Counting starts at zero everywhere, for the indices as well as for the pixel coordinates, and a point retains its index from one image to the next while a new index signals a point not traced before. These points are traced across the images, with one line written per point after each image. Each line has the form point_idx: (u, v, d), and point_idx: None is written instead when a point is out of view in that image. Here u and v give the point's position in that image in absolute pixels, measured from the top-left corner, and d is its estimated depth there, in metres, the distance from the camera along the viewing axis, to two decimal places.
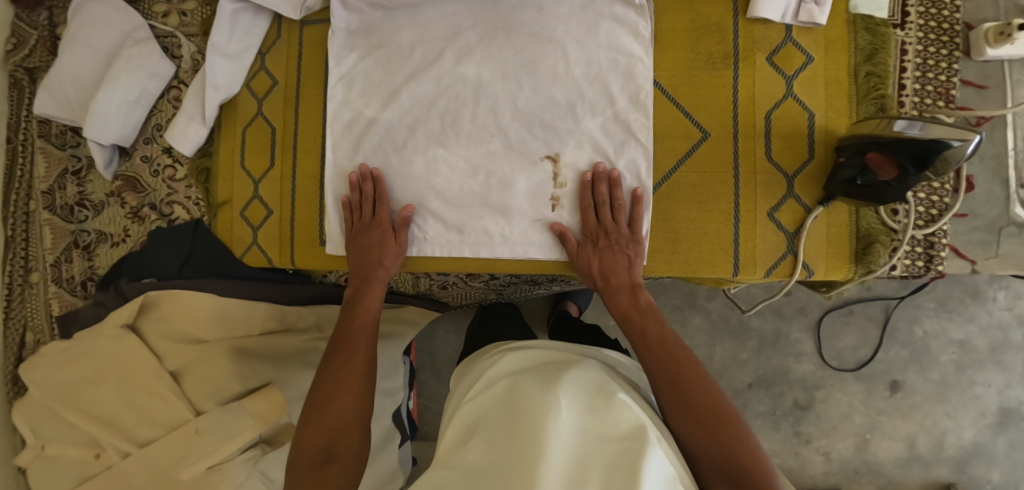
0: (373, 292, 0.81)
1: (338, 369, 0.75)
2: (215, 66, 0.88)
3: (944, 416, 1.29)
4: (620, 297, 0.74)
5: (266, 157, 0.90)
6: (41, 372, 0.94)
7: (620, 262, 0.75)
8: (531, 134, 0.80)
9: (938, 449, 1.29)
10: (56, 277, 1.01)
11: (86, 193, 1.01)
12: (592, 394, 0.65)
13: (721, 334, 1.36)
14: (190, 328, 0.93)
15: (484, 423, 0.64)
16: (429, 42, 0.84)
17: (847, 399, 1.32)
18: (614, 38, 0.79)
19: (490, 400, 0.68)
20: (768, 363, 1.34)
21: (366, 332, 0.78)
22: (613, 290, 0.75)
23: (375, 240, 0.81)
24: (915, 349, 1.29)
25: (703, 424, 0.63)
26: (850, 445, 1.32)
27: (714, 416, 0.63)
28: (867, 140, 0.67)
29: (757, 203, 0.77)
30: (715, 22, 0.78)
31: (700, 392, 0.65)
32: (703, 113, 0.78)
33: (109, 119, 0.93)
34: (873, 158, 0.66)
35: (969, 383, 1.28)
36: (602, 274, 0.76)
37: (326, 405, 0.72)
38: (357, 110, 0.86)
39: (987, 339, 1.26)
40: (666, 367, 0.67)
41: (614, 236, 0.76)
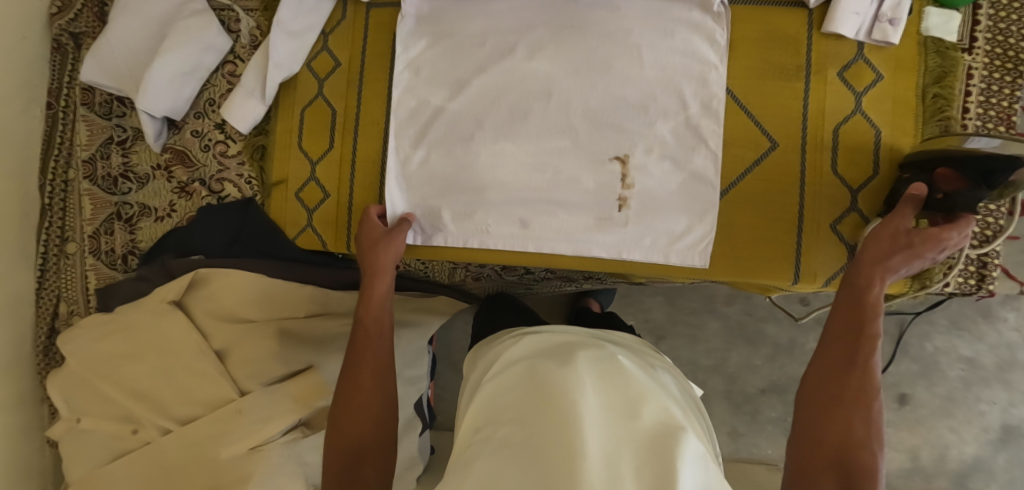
0: (373, 299, 0.79)
1: (349, 383, 0.75)
2: (278, 43, 0.86)
3: (947, 430, 1.28)
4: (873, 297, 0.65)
5: (325, 139, 0.89)
6: (80, 344, 0.92)
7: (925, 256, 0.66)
8: (601, 134, 0.81)
9: (940, 461, 1.28)
10: (93, 248, 0.99)
11: (131, 164, 0.98)
12: (610, 374, 0.66)
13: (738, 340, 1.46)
14: (236, 307, 0.91)
15: (507, 405, 0.64)
16: (500, 35, 0.83)
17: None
18: (690, 44, 0.79)
19: (509, 382, 0.67)
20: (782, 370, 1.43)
21: (374, 340, 0.77)
22: (882, 276, 0.66)
23: (376, 243, 0.81)
24: (925, 364, 1.29)
25: (833, 412, 0.62)
26: None
27: (846, 411, 0.61)
28: (939, 156, 0.69)
29: (820, 214, 0.78)
30: (790, 35, 0.79)
31: (853, 383, 0.62)
32: (773, 123, 0.79)
33: (162, 90, 0.91)
34: (944, 171, 0.68)
35: (973, 398, 1.28)
36: (903, 252, 0.65)
37: (345, 426, 0.73)
38: (423, 98, 0.85)
39: (993, 358, 1.26)
40: (828, 367, 0.65)
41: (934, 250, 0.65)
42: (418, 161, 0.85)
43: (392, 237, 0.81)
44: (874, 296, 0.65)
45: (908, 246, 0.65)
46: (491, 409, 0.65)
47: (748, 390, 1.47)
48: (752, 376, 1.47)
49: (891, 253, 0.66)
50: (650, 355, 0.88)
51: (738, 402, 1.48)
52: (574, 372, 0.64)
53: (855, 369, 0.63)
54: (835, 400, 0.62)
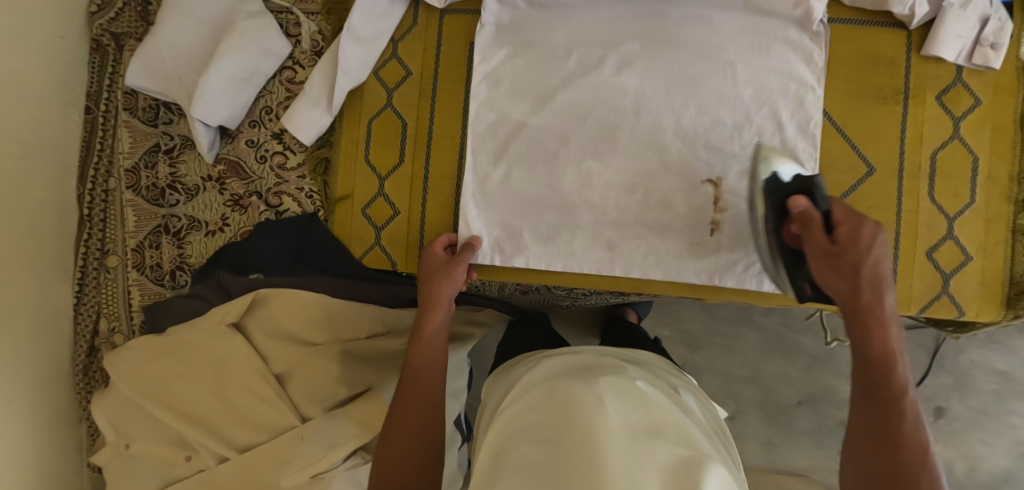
0: (424, 338, 0.75)
1: (395, 422, 0.71)
2: (347, 49, 0.81)
3: (978, 443, 1.17)
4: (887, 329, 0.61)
5: (395, 153, 0.84)
6: (129, 365, 0.87)
7: (875, 266, 0.62)
8: (694, 154, 0.78)
9: (971, 474, 1.18)
10: (137, 263, 0.94)
11: (179, 174, 0.93)
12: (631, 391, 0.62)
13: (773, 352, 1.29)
14: (299, 328, 0.86)
15: (527, 424, 0.60)
16: (587, 47, 0.79)
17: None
18: (786, 63, 0.77)
19: (534, 400, 0.64)
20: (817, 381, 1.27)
21: (421, 379, 0.73)
22: (880, 312, 0.61)
23: (438, 275, 0.77)
24: (959, 377, 1.18)
25: (896, 461, 0.56)
26: None
27: (908, 460, 0.56)
28: (807, 185, 0.68)
29: (917, 241, 0.77)
30: (888, 56, 0.77)
31: (907, 427, 0.57)
32: (871, 147, 0.77)
33: (217, 96, 0.85)
34: (799, 201, 0.66)
35: (1006, 412, 1.16)
36: (834, 267, 0.61)
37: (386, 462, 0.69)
38: (504, 111, 0.81)
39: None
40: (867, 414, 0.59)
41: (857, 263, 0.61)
42: (497, 179, 0.81)
43: (452, 267, 0.77)
44: (864, 329, 0.61)
45: (857, 267, 0.61)
46: (512, 425, 0.62)
47: (783, 402, 1.27)
48: (787, 387, 1.27)
49: (876, 281, 0.62)
50: (674, 377, 0.83)
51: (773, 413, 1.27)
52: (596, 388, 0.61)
53: (899, 408, 0.58)
54: (913, 450, 0.56)
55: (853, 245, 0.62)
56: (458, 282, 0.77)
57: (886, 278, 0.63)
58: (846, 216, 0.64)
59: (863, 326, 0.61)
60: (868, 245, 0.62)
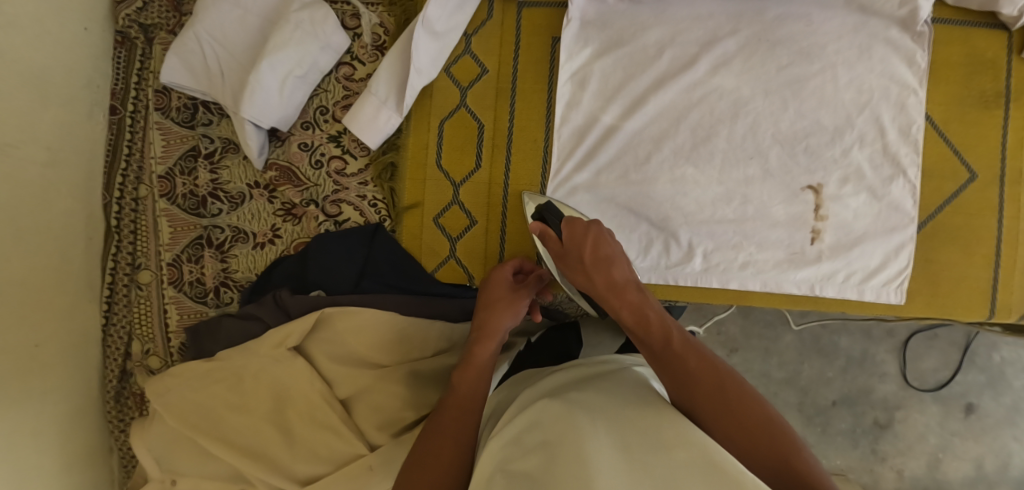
0: (473, 367, 0.66)
1: (425, 457, 0.57)
2: (420, 44, 0.74)
3: (1010, 438, 1.19)
4: (628, 295, 0.63)
5: (470, 157, 0.78)
6: (177, 394, 0.78)
7: (615, 254, 0.66)
8: (793, 160, 0.75)
9: (1004, 470, 1.19)
10: (173, 279, 0.85)
11: (221, 181, 0.84)
12: (638, 434, 0.47)
13: (810, 352, 1.23)
14: (366, 350, 0.78)
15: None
16: (680, 46, 0.75)
17: (924, 420, 1.20)
18: (889, 65, 0.73)
19: (523, 449, 0.49)
20: (852, 381, 1.22)
21: (467, 411, 0.61)
22: (614, 288, 0.64)
23: (504, 301, 0.71)
24: (992, 374, 1.19)
25: (729, 409, 0.51)
26: (922, 463, 1.20)
27: (747, 408, 0.51)
28: (541, 210, 0.73)
29: (1018, 247, 0.75)
30: (989, 58, 0.74)
31: (726, 377, 0.53)
32: (972, 152, 0.75)
33: (270, 95, 0.77)
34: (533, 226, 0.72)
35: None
36: (599, 266, 0.65)
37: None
38: (591, 114, 0.76)
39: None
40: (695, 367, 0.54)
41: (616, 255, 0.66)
42: (585, 186, 0.76)
43: (516, 297, 0.72)
44: (616, 303, 0.63)
45: (584, 252, 0.66)
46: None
47: (820, 402, 1.21)
48: (824, 388, 1.22)
49: (600, 264, 0.65)
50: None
51: (810, 415, 1.22)
52: (590, 442, 0.45)
53: (682, 361, 0.55)
54: (715, 401, 0.52)
55: (580, 237, 0.67)
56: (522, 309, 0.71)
57: (613, 256, 0.66)
58: (568, 222, 0.69)
59: (619, 301, 0.62)
60: (605, 235, 0.68)
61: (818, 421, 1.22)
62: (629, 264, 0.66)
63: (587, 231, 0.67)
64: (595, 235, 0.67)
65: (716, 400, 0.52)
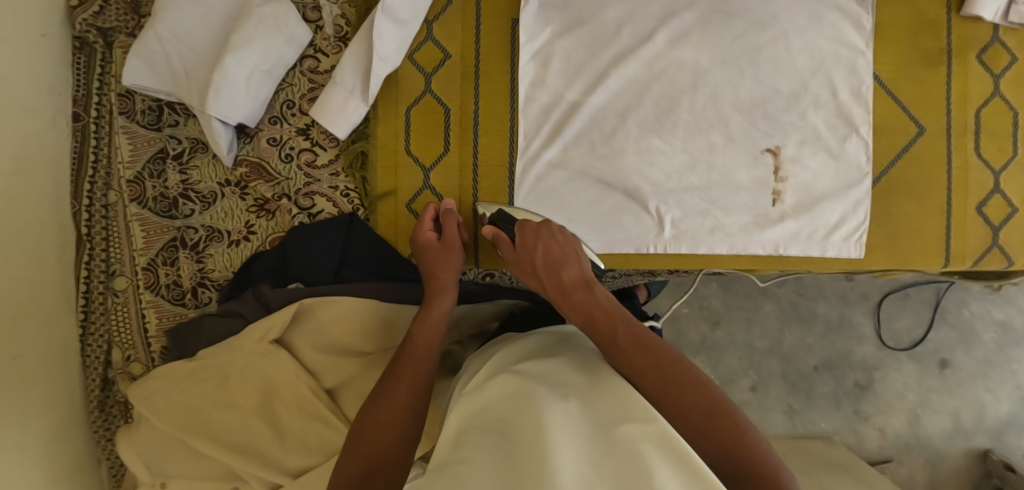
0: (430, 318, 0.71)
1: (383, 397, 0.64)
2: (383, 31, 0.75)
3: (984, 390, 1.23)
4: (574, 295, 0.66)
5: (439, 142, 0.79)
6: (161, 397, 0.78)
7: (566, 255, 0.70)
8: (752, 125, 0.77)
9: (980, 420, 1.23)
10: (150, 283, 0.84)
11: (191, 182, 0.84)
12: (607, 405, 0.50)
13: (789, 319, 1.26)
14: (352, 339, 0.80)
15: (478, 446, 0.47)
16: (639, 21, 0.77)
17: (902, 378, 1.25)
18: (838, 30, 0.77)
19: (496, 412, 0.51)
20: (832, 346, 1.25)
21: (422, 360, 0.67)
22: (563, 288, 0.67)
23: (438, 260, 0.74)
24: (963, 330, 1.24)
25: (670, 395, 0.54)
26: (903, 420, 1.24)
27: (692, 397, 0.53)
28: (495, 216, 0.75)
29: (968, 198, 0.79)
30: (932, 18, 0.78)
31: (666, 363, 0.56)
32: (921, 108, 0.78)
33: (236, 91, 0.77)
34: (485, 230, 0.74)
35: (1006, 359, 1.24)
36: (551, 268, 0.69)
37: (366, 432, 0.61)
38: (556, 91, 0.78)
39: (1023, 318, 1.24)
40: (635, 356, 0.57)
41: (564, 258, 0.69)
42: (553, 162, 0.78)
43: (448, 250, 0.75)
44: (565, 304, 0.66)
45: (536, 255, 0.69)
46: (459, 443, 0.49)
47: (802, 368, 1.25)
48: (805, 354, 1.25)
49: (553, 268, 0.69)
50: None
51: (793, 381, 1.25)
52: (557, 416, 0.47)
53: (622, 349, 0.58)
54: (657, 386, 0.55)
55: (530, 245, 0.70)
56: (456, 256, 0.75)
57: (564, 259, 0.69)
58: (520, 227, 0.72)
59: (567, 301, 0.66)
60: (555, 236, 0.71)
61: (801, 386, 1.25)
62: (583, 263, 0.69)
63: (537, 237, 0.70)
64: (547, 240, 0.70)
65: (658, 390, 0.54)
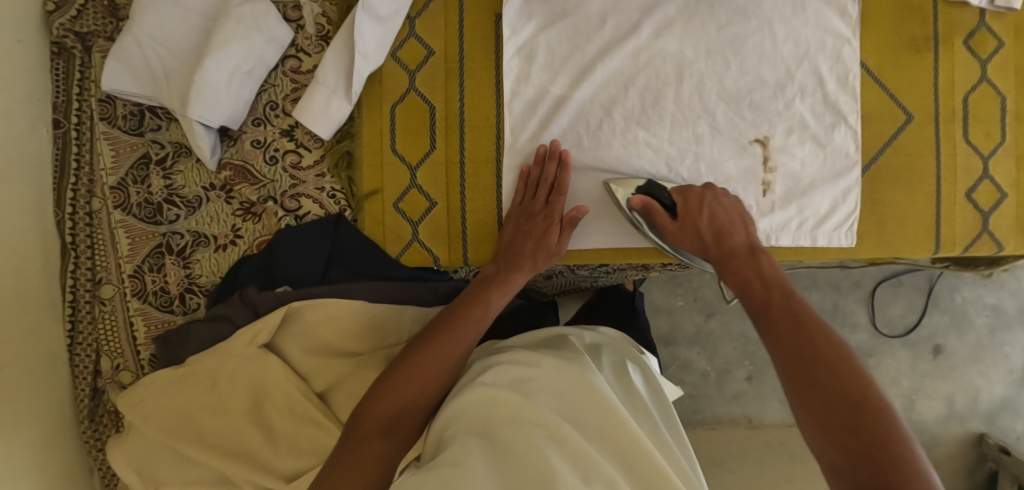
0: (498, 286, 0.72)
1: (428, 348, 0.67)
2: (364, 27, 0.74)
3: (977, 374, 1.24)
4: (734, 262, 0.68)
5: (425, 140, 0.78)
6: (151, 404, 0.77)
7: (733, 220, 0.71)
8: (739, 115, 0.77)
9: (973, 404, 1.24)
10: (137, 290, 0.84)
11: (175, 187, 0.83)
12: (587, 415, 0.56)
13: None
14: (341, 340, 0.79)
15: (467, 449, 0.53)
16: (622, 13, 0.77)
17: (897, 364, 1.25)
18: (821, 17, 0.77)
19: (480, 417, 0.56)
20: None
21: (472, 322, 0.69)
22: (731, 256, 0.69)
23: (531, 234, 0.73)
24: (956, 315, 1.25)
25: (817, 382, 0.53)
26: (898, 406, 1.24)
27: (846, 389, 0.52)
28: (647, 186, 0.74)
29: (957, 185, 0.79)
30: (917, 4, 0.78)
31: (824, 352, 0.55)
32: (908, 95, 0.78)
33: (218, 93, 0.76)
34: (636, 199, 0.72)
35: (999, 343, 1.24)
36: (718, 234, 0.70)
37: (402, 373, 0.65)
38: (541, 86, 0.77)
39: (1015, 301, 1.24)
40: (790, 335, 0.57)
41: (722, 230, 0.71)
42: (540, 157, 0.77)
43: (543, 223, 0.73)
44: (724, 269, 0.69)
45: (699, 223, 0.71)
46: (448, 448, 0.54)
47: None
48: None
49: (720, 233, 0.70)
50: (629, 347, 0.76)
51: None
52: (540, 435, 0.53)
53: (772, 326, 0.59)
54: (800, 368, 0.55)
55: (694, 211, 0.72)
56: (564, 241, 0.74)
57: (730, 225, 0.71)
58: (680, 194, 0.73)
59: (728, 267, 0.68)
60: (720, 200, 0.72)
61: None
62: (750, 230, 0.71)
63: (704, 203, 0.72)
64: (706, 208, 0.72)
65: (804, 371, 0.54)
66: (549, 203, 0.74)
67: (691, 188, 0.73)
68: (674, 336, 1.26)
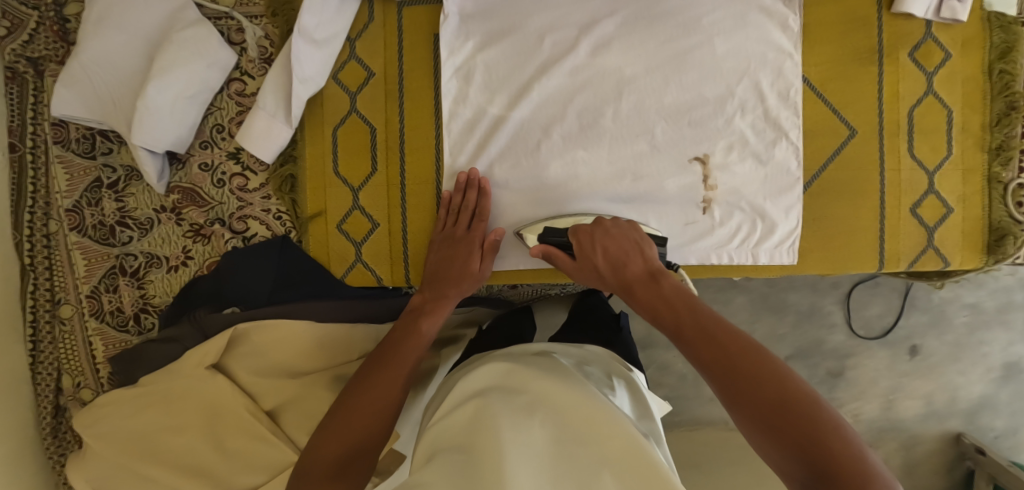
0: (432, 312, 0.73)
1: (375, 379, 0.68)
2: (302, 52, 0.74)
3: (956, 373, 1.23)
4: (638, 289, 0.66)
5: (366, 161, 0.79)
6: (108, 424, 0.78)
7: (627, 250, 0.69)
8: (679, 133, 0.76)
9: (953, 403, 1.23)
10: (95, 310, 0.86)
11: (127, 209, 0.85)
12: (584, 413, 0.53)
13: (761, 311, 1.25)
14: (293, 360, 0.81)
15: (445, 466, 0.52)
16: (561, 30, 0.76)
17: (874, 365, 1.25)
18: (763, 32, 0.75)
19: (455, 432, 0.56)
20: (804, 335, 1.25)
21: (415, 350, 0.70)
22: (640, 282, 0.66)
23: (459, 257, 0.75)
24: (934, 314, 1.24)
25: (749, 397, 0.52)
26: (877, 406, 1.24)
27: (787, 404, 0.51)
28: (541, 235, 0.74)
29: (901, 199, 0.78)
30: (862, 16, 0.76)
31: (740, 360, 0.54)
32: (852, 110, 0.77)
33: (162, 118, 0.77)
34: (535, 250, 0.73)
35: (977, 342, 1.23)
36: (615, 265, 0.69)
37: (351, 409, 0.66)
38: (478, 107, 0.77)
39: (994, 301, 1.22)
40: (706, 350, 0.56)
41: (625, 258, 0.69)
42: None
43: (469, 245, 0.75)
44: (632, 299, 0.66)
45: (596, 260, 0.69)
46: (430, 461, 0.54)
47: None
48: (777, 345, 1.25)
49: (614, 266, 0.68)
50: (615, 363, 0.79)
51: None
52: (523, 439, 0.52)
53: (691, 346, 0.58)
54: (726, 382, 0.54)
55: (589, 250, 0.70)
56: (487, 266, 0.76)
57: (632, 251, 0.69)
58: (574, 234, 0.72)
59: (633, 295, 0.66)
60: (609, 234, 0.71)
61: None
62: (647, 252, 0.69)
63: (597, 231, 0.71)
64: (604, 235, 0.70)
65: (726, 388, 0.54)
66: (471, 229, 0.76)
67: (582, 227, 0.72)
68: (651, 340, 1.26)
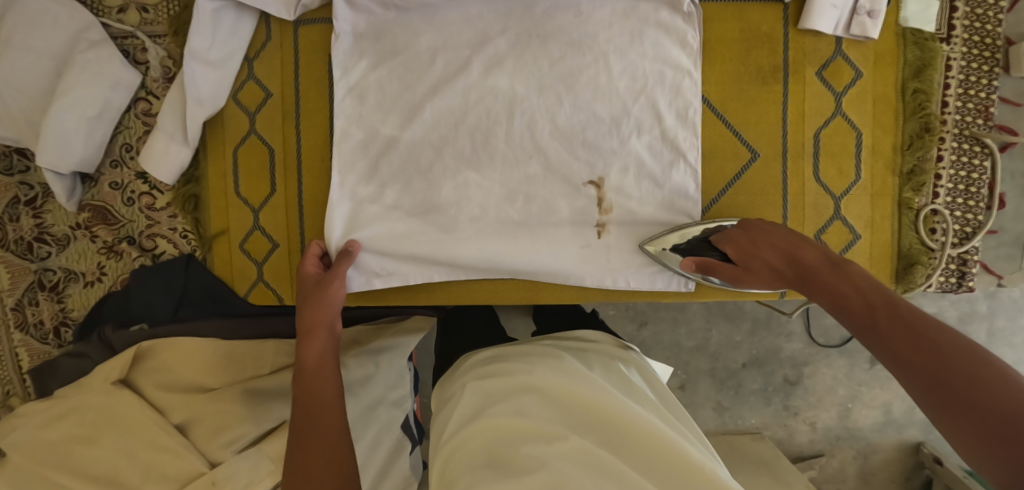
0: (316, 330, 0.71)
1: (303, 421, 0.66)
2: (194, 75, 0.75)
3: None
4: (821, 277, 0.60)
5: (265, 182, 0.80)
6: (21, 436, 0.78)
7: (797, 242, 0.64)
8: (573, 155, 0.74)
9: (911, 411, 1.21)
10: (20, 322, 0.88)
11: (46, 225, 0.87)
12: (600, 415, 0.60)
13: (716, 315, 1.22)
14: (200, 375, 0.82)
15: (478, 478, 0.54)
16: (452, 50, 0.74)
17: (833, 373, 1.21)
18: (661, 49, 0.73)
19: (487, 440, 0.59)
20: (760, 343, 1.21)
21: (317, 373, 0.68)
22: (815, 272, 0.61)
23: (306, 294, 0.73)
24: None
25: (944, 385, 0.46)
26: (834, 414, 1.22)
27: (981, 388, 0.44)
28: (692, 248, 0.73)
29: (805, 225, 0.76)
30: (765, 32, 0.74)
31: (943, 350, 0.48)
32: (755, 132, 0.75)
33: (65, 139, 0.78)
34: (688, 263, 0.71)
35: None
36: (789, 259, 0.63)
37: (301, 452, 0.63)
38: (372, 127, 0.76)
39: (956, 310, 1.11)
40: (902, 343, 0.51)
41: (789, 251, 0.64)
42: (369, 198, 0.77)
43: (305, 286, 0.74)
44: (813, 291, 0.61)
45: (770, 260, 0.65)
46: (458, 479, 0.56)
47: (730, 366, 1.21)
48: (732, 351, 1.21)
49: (787, 258, 0.64)
50: (615, 347, 0.77)
51: (722, 378, 1.22)
52: (551, 445, 0.57)
53: (880, 337, 0.53)
54: (926, 366, 0.48)
55: (754, 251, 0.66)
56: (332, 280, 0.73)
57: (800, 244, 0.64)
58: (726, 243, 0.69)
59: (813, 289, 0.60)
60: (770, 232, 0.67)
61: (730, 383, 1.22)
62: (816, 244, 0.64)
63: (759, 236, 0.67)
64: (766, 236, 0.66)
65: (922, 381, 0.48)
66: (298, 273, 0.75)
67: (732, 233, 0.69)
68: None
